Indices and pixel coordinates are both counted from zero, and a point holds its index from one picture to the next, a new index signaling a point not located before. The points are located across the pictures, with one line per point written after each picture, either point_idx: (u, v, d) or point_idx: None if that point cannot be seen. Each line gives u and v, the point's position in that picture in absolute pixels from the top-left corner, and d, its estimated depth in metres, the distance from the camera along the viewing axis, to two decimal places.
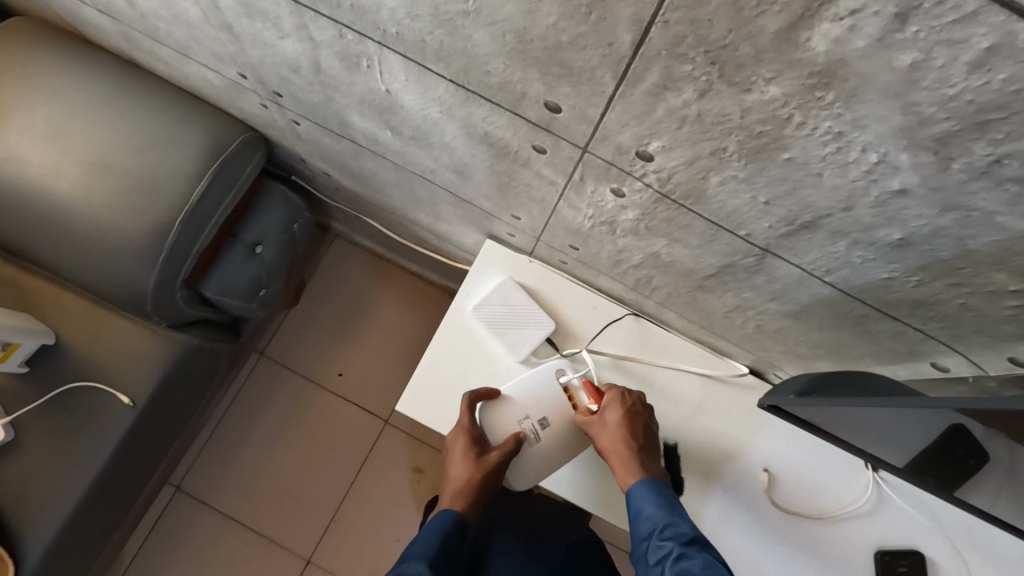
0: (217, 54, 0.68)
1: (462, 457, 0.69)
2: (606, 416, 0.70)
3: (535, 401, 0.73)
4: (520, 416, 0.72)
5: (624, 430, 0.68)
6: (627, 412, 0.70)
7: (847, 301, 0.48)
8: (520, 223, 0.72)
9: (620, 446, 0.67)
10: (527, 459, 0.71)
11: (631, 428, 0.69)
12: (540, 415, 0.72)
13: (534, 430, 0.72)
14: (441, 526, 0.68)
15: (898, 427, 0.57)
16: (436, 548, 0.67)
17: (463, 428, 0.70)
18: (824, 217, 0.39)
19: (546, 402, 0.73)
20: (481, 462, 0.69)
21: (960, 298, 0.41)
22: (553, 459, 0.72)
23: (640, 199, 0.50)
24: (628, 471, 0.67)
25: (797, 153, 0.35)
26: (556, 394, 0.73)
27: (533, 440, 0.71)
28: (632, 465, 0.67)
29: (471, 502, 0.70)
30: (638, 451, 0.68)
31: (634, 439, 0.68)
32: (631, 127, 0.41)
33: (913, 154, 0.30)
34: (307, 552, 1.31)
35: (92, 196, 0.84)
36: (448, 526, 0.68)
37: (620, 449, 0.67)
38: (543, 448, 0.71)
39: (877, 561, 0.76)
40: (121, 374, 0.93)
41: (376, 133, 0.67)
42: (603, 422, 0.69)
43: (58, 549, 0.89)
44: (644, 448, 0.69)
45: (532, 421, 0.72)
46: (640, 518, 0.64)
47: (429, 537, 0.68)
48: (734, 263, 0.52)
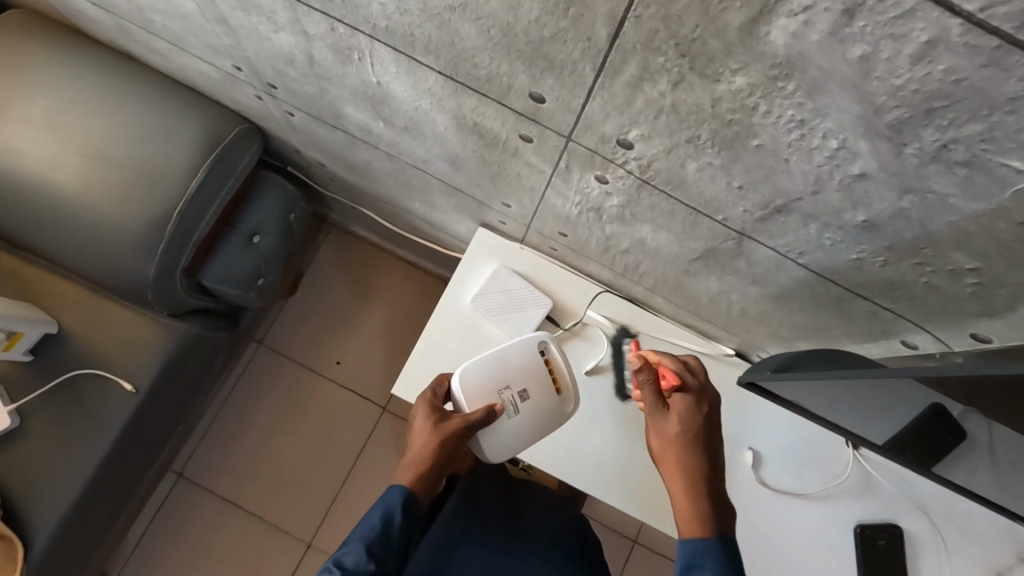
0: (212, 47, 0.69)
1: (420, 424, 0.67)
2: (668, 417, 0.67)
3: (514, 372, 0.72)
4: (501, 387, 0.71)
5: (680, 437, 0.65)
6: (693, 416, 0.67)
7: (821, 282, 0.51)
8: (510, 211, 0.74)
9: (677, 459, 0.65)
10: (501, 429, 0.71)
11: (693, 440, 0.65)
12: (520, 387, 0.71)
13: (512, 401, 0.71)
14: (391, 503, 0.64)
15: (874, 404, 0.60)
16: (377, 532, 0.62)
17: (426, 397, 0.70)
18: (795, 201, 0.41)
19: (524, 372, 0.72)
20: (438, 427, 0.66)
21: (924, 278, 0.43)
22: (530, 431, 0.72)
23: (624, 186, 0.52)
24: (691, 514, 0.61)
25: (767, 141, 0.37)
26: (534, 368, 0.73)
27: (512, 412, 0.70)
28: (695, 502, 0.61)
29: (425, 476, 0.66)
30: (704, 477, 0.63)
31: (697, 459, 0.64)
32: (612, 117, 0.43)
33: (870, 141, 0.33)
34: (308, 536, 1.35)
35: (91, 187, 0.85)
36: (397, 501, 0.64)
37: (677, 461, 0.64)
38: (521, 420, 0.71)
39: (858, 537, 0.80)
40: (123, 362, 0.95)
41: (369, 123, 0.68)
42: (665, 423, 0.67)
43: (65, 531, 0.92)
44: (710, 472, 0.64)
45: (512, 393, 0.71)
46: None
47: (374, 517, 0.64)
48: (714, 248, 0.54)
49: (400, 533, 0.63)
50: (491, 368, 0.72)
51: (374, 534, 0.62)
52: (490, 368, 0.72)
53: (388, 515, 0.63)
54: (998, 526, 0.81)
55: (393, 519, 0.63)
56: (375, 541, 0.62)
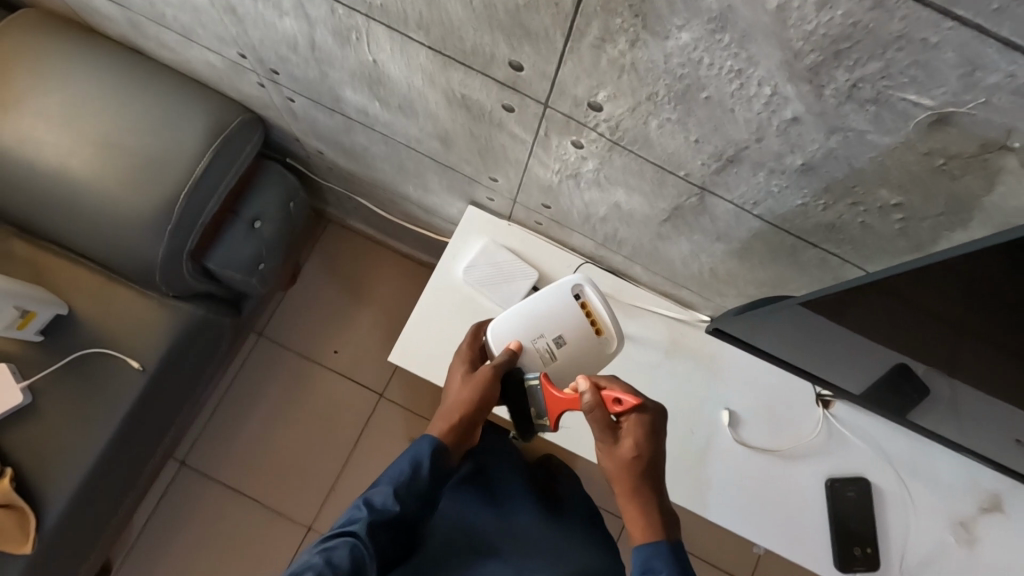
0: (220, 36, 0.75)
1: (455, 377, 0.72)
2: (621, 441, 0.62)
3: (550, 319, 0.72)
4: (534, 335, 0.71)
5: (634, 462, 0.61)
6: (646, 436, 0.62)
7: (775, 232, 0.56)
8: (498, 185, 0.79)
9: (628, 479, 0.61)
10: (537, 373, 0.71)
11: (642, 460, 0.61)
12: (554, 333, 0.72)
13: (547, 348, 0.72)
14: (420, 452, 0.68)
15: (831, 348, 0.66)
16: (405, 477, 0.67)
17: (460, 352, 0.74)
18: (743, 150, 0.47)
19: (557, 318, 0.72)
20: (467, 379, 0.71)
21: (859, 219, 0.49)
22: (568, 374, 0.73)
23: (597, 149, 0.58)
24: (641, 518, 0.61)
25: (714, 93, 0.43)
26: (569, 311, 0.73)
27: (548, 359, 0.71)
28: (642, 514, 0.61)
29: (454, 428, 0.70)
30: (643, 487, 0.62)
31: (644, 476, 0.62)
32: (582, 80, 0.49)
33: (796, 84, 0.38)
34: (309, 520, 1.38)
35: (101, 172, 0.90)
36: (427, 450, 0.68)
37: (634, 483, 0.61)
38: (557, 365, 0.72)
39: (828, 489, 0.85)
40: (131, 342, 0.99)
41: (366, 104, 0.74)
42: (615, 448, 0.62)
43: (77, 503, 0.96)
44: (652, 476, 0.62)
45: (547, 340, 0.72)
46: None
47: (404, 463, 0.68)
48: (681, 206, 0.60)
49: (428, 480, 0.67)
50: (524, 317, 0.72)
51: (402, 480, 0.67)
52: (522, 319, 0.72)
53: (416, 464, 0.67)
54: (956, 473, 0.87)
55: (420, 468, 0.67)
56: (402, 485, 0.66)
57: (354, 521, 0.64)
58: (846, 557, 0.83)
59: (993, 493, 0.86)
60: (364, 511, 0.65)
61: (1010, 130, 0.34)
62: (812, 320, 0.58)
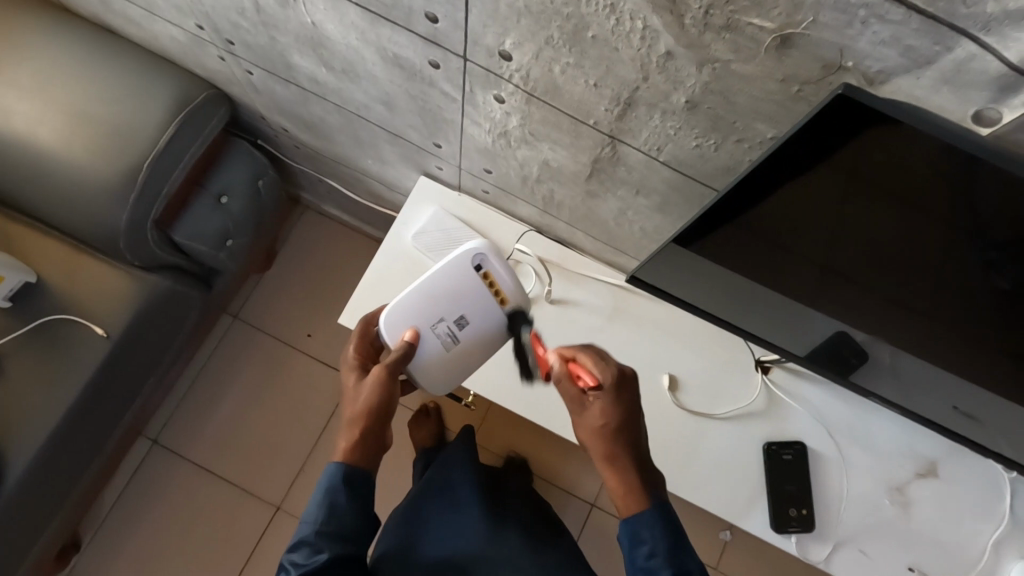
0: (178, 6, 0.79)
1: (348, 387, 0.67)
2: (588, 409, 0.62)
3: (450, 300, 0.69)
4: (433, 320, 0.69)
5: (602, 431, 0.61)
6: (613, 406, 0.62)
7: (683, 179, 0.60)
8: (443, 151, 0.83)
9: (603, 447, 0.61)
10: (438, 360, 0.70)
11: (611, 427, 0.61)
12: (455, 316, 0.69)
13: (449, 331, 0.69)
14: (331, 484, 0.63)
15: (750, 298, 0.68)
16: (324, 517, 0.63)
17: (348, 360, 0.69)
18: (635, 90, 0.50)
19: (459, 297, 0.69)
20: (359, 386, 0.65)
21: (748, 156, 0.52)
22: (472, 354, 0.71)
23: (517, 102, 0.61)
24: (623, 491, 0.61)
25: (598, 32, 0.46)
26: (471, 289, 0.69)
27: (449, 343, 0.69)
28: (624, 481, 0.61)
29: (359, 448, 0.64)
30: (623, 450, 0.61)
31: (618, 442, 0.61)
32: (489, 27, 0.52)
33: (660, 15, 0.42)
34: (277, 499, 1.40)
35: (69, 141, 0.94)
36: (337, 480, 0.63)
37: (606, 456, 0.61)
38: (460, 349, 0.70)
39: (766, 453, 0.87)
40: (96, 309, 1.02)
41: (315, 71, 0.78)
42: (586, 418, 0.62)
43: (39, 465, 0.98)
44: (626, 442, 0.62)
45: (448, 323, 0.69)
46: (634, 551, 0.61)
47: (319, 500, 0.63)
48: (599, 157, 0.63)
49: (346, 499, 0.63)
50: (424, 300, 0.69)
51: (321, 521, 0.63)
52: (419, 299, 0.69)
53: (330, 497, 0.62)
54: (892, 439, 0.89)
55: (336, 498, 0.63)
56: (323, 526, 0.63)
57: None
58: (782, 518, 0.84)
59: (929, 459, 0.88)
60: (291, 570, 0.62)
61: (841, 49, 0.38)
62: (699, 258, 0.64)
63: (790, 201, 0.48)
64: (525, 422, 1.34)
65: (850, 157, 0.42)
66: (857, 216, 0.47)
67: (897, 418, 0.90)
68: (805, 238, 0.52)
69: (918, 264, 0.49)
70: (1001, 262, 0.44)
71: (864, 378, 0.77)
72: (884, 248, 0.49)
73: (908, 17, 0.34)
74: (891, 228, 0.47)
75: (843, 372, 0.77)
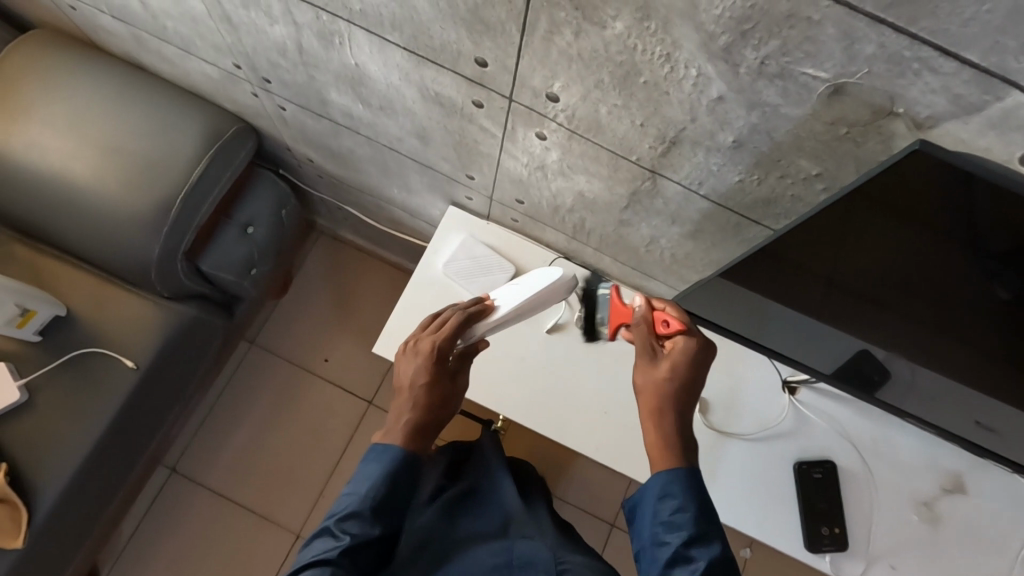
0: (216, 46, 0.81)
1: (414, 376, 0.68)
2: (661, 361, 0.65)
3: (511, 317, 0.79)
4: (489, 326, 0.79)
5: (670, 383, 0.63)
6: (689, 361, 0.65)
7: (721, 211, 0.62)
8: (474, 182, 0.85)
9: (657, 399, 0.63)
10: None
11: (681, 380, 0.64)
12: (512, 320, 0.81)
13: None
14: (388, 460, 0.64)
15: (787, 323, 0.70)
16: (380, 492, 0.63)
17: (409, 345, 0.70)
18: (682, 130, 0.53)
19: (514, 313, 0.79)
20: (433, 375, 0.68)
21: (789, 190, 0.55)
22: None
23: (558, 139, 0.63)
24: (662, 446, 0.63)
25: (649, 77, 0.49)
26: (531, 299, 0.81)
27: None
28: (665, 436, 0.63)
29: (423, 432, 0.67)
30: (675, 413, 0.63)
31: (671, 400, 0.63)
32: (538, 71, 0.54)
33: (715, 64, 0.45)
34: (298, 526, 1.37)
35: (103, 175, 0.95)
36: (393, 458, 0.64)
37: (661, 409, 0.63)
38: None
39: (796, 471, 0.88)
40: (125, 341, 1.03)
41: (351, 107, 0.80)
42: (654, 365, 0.65)
43: (67, 499, 0.97)
44: (686, 400, 0.64)
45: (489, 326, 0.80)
46: (659, 505, 0.61)
47: (376, 475, 0.64)
48: (637, 190, 0.66)
49: (400, 482, 0.64)
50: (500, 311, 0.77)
51: (376, 495, 0.63)
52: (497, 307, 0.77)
53: (389, 475, 0.64)
54: (918, 454, 0.90)
55: (392, 476, 0.64)
56: (377, 502, 0.63)
57: (329, 550, 0.60)
58: (816, 536, 0.85)
59: (955, 474, 0.89)
60: (343, 538, 0.61)
61: (892, 97, 0.41)
62: (734, 286, 0.66)
63: (829, 229, 0.50)
64: (545, 443, 1.34)
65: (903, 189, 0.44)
66: (893, 252, 0.50)
67: (919, 433, 0.91)
68: (836, 265, 0.54)
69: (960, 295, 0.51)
70: (1003, 273, 0.46)
71: (892, 399, 0.78)
72: (906, 268, 0.51)
73: (960, 70, 0.37)
74: (913, 249, 0.48)
75: (868, 390, 0.78)
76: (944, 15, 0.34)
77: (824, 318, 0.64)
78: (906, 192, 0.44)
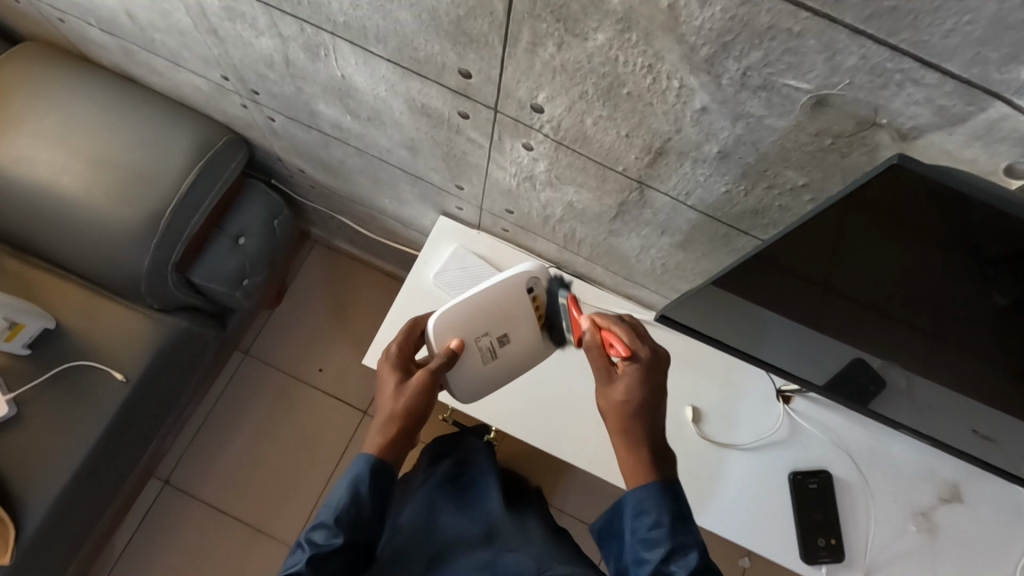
0: (204, 58, 0.81)
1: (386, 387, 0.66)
2: (616, 381, 0.63)
3: (495, 318, 0.74)
4: (479, 334, 0.73)
5: (625, 404, 0.62)
6: (639, 380, 0.62)
7: (710, 221, 0.62)
8: (464, 193, 0.85)
9: (620, 420, 0.62)
10: (474, 371, 0.74)
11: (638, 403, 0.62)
12: (500, 333, 0.73)
13: (489, 346, 0.73)
14: (358, 473, 0.63)
15: (778, 332, 0.69)
16: (347, 504, 0.62)
17: (391, 356, 0.69)
18: (667, 141, 0.52)
19: (503, 316, 0.74)
20: (401, 388, 0.65)
21: (777, 201, 0.55)
22: (504, 372, 0.75)
23: (545, 149, 0.63)
24: (634, 464, 0.61)
25: (633, 88, 0.48)
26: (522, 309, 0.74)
27: (488, 357, 0.74)
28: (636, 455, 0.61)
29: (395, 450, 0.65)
30: (639, 431, 0.61)
31: (637, 417, 0.61)
32: (523, 83, 0.54)
33: (697, 75, 0.44)
34: (291, 538, 1.36)
35: (91, 187, 0.95)
36: (365, 472, 0.63)
37: (622, 424, 0.62)
38: (498, 363, 0.74)
39: (792, 481, 0.87)
40: (116, 353, 1.02)
41: (339, 118, 0.79)
42: (609, 388, 0.63)
43: (56, 515, 0.96)
44: (648, 417, 0.62)
45: (491, 338, 0.73)
46: (636, 522, 0.60)
47: (343, 486, 0.63)
48: (625, 200, 0.65)
49: (371, 494, 0.63)
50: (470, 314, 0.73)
51: (342, 505, 0.62)
52: (467, 314, 0.73)
53: (355, 487, 0.62)
54: (915, 464, 0.89)
55: (362, 487, 0.63)
56: (343, 512, 0.62)
57: (297, 563, 0.59)
58: (811, 548, 0.84)
59: (952, 483, 0.88)
60: (308, 549, 0.60)
61: (876, 108, 0.40)
62: (731, 296, 0.65)
63: (818, 242, 0.50)
64: (540, 452, 1.33)
65: (886, 200, 0.43)
66: (881, 262, 0.49)
67: (915, 442, 0.90)
68: (829, 274, 0.54)
69: (948, 302, 0.51)
70: (1000, 278, 0.46)
71: (887, 408, 0.77)
72: (900, 276, 0.50)
73: (943, 81, 0.37)
74: (907, 258, 0.48)
75: (862, 399, 0.77)
76: (925, 27, 0.34)
77: (822, 328, 0.63)
78: (893, 203, 0.44)
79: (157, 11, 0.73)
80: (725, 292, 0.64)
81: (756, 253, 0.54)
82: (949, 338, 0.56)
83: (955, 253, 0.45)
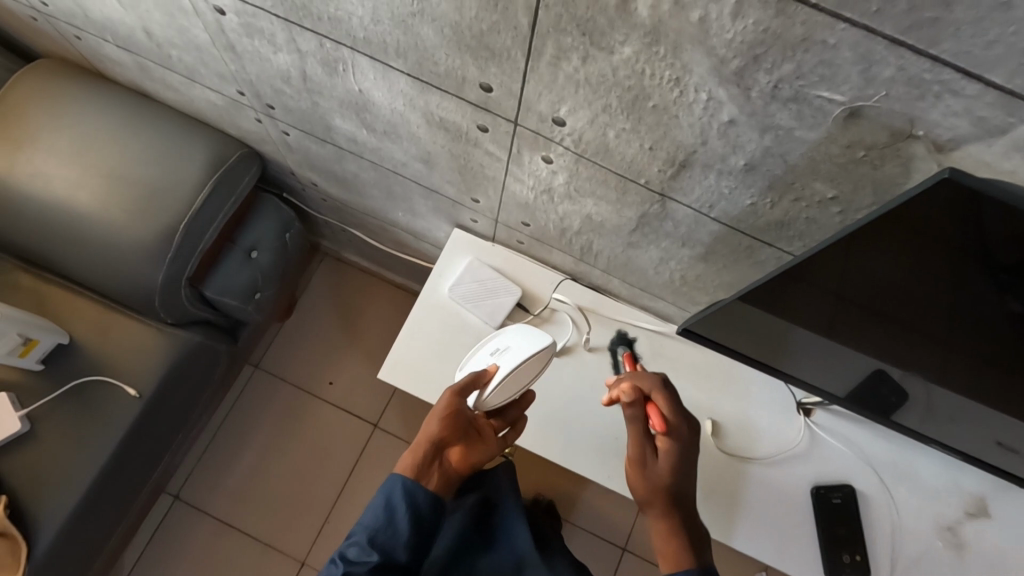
0: (220, 74, 0.81)
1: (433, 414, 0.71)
2: (654, 460, 0.66)
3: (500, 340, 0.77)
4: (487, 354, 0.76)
5: (662, 487, 0.65)
6: (677, 460, 0.66)
7: (734, 233, 0.61)
8: (479, 206, 0.84)
9: (659, 501, 0.65)
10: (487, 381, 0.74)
11: (668, 482, 0.65)
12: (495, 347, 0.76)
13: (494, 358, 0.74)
14: (392, 494, 0.64)
15: (802, 345, 0.68)
16: (381, 525, 0.63)
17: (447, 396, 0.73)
18: (692, 153, 0.52)
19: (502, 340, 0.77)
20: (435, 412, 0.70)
21: (804, 214, 0.54)
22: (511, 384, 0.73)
23: (565, 162, 0.62)
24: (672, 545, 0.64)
25: (659, 101, 0.48)
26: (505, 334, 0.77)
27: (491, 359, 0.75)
28: (679, 533, 0.64)
29: (424, 465, 0.66)
30: (679, 508, 0.65)
31: (679, 497, 0.66)
32: (545, 96, 0.54)
33: (726, 87, 0.44)
34: (302, 554, 1.34)
35: (105, 203, 0.95)
36: (400, 492, 0.64)
37: (662, 507, 0.65)
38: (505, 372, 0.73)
39: (815, 496, 0.86)
40: (129, 368, 1.01)
41: (355, 132, 0.79)
42: (651, 469, 0.66)
43: (68, 532, 0.95)
44: (680, 499, 0.66)
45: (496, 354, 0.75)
46: None
47: (379, 507, 0.65)
48: (646, 213, 0.64)
49: (407, 523, 0.64)
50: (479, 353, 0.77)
51: (378, 526, 0.64)
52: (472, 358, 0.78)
53: (391, 512, 0.64)
54: (940, 478, 0.88)
55: (396, 514, 0.64)
56: (379, 534, 0.63)
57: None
58: (835, 562, 0.82)
59: (978, 497, 0.86)
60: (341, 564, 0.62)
61: (911, 119, 0.40)
62: (754, 310, 0.64)
63: (850, 256, 0.49)
64: (552, 465, 1.31)
65: (920, 213, 0.43)
66: (915, 276, 0.48)
67: (939, 454, 0.89)
68: (858, 290, 0.53)
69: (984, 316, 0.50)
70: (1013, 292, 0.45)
71: (913, 422, 0.76)
72: (931, 291, 0.49)
73: (984, 92, 0.36)
74: (940, 273, 0.47)
75: (885, 412, 0.76)
76: (965, 38, 0.34)
77: (850, 343, 0.62)
78: (911, 218, 0.43)
79: (174, 28, 0.74)
80: (747, 307, 0.63)
81: (784, 269, 0.54)
82: (981, 351, 0.54)
83: (994, 266, 0.44)
